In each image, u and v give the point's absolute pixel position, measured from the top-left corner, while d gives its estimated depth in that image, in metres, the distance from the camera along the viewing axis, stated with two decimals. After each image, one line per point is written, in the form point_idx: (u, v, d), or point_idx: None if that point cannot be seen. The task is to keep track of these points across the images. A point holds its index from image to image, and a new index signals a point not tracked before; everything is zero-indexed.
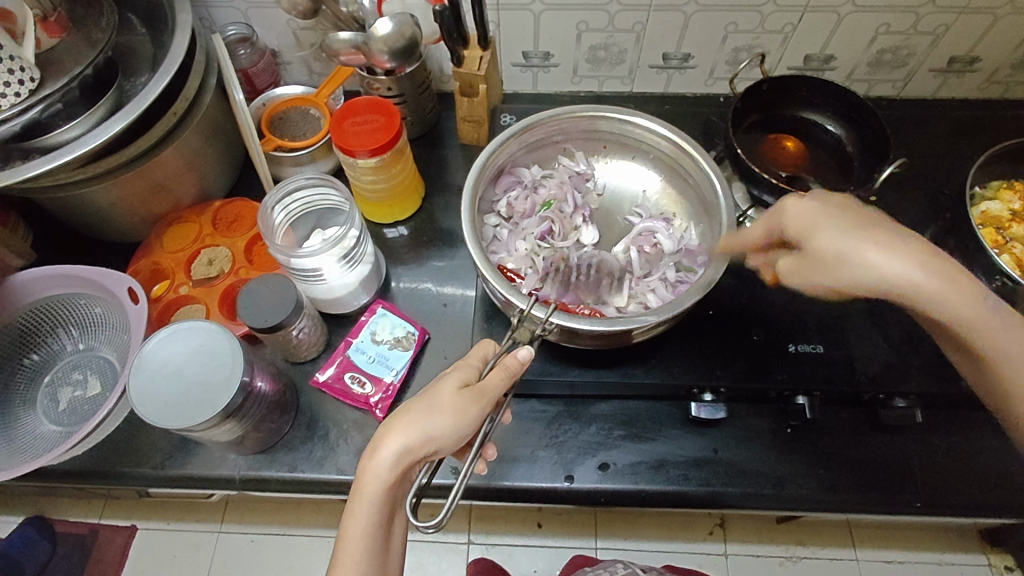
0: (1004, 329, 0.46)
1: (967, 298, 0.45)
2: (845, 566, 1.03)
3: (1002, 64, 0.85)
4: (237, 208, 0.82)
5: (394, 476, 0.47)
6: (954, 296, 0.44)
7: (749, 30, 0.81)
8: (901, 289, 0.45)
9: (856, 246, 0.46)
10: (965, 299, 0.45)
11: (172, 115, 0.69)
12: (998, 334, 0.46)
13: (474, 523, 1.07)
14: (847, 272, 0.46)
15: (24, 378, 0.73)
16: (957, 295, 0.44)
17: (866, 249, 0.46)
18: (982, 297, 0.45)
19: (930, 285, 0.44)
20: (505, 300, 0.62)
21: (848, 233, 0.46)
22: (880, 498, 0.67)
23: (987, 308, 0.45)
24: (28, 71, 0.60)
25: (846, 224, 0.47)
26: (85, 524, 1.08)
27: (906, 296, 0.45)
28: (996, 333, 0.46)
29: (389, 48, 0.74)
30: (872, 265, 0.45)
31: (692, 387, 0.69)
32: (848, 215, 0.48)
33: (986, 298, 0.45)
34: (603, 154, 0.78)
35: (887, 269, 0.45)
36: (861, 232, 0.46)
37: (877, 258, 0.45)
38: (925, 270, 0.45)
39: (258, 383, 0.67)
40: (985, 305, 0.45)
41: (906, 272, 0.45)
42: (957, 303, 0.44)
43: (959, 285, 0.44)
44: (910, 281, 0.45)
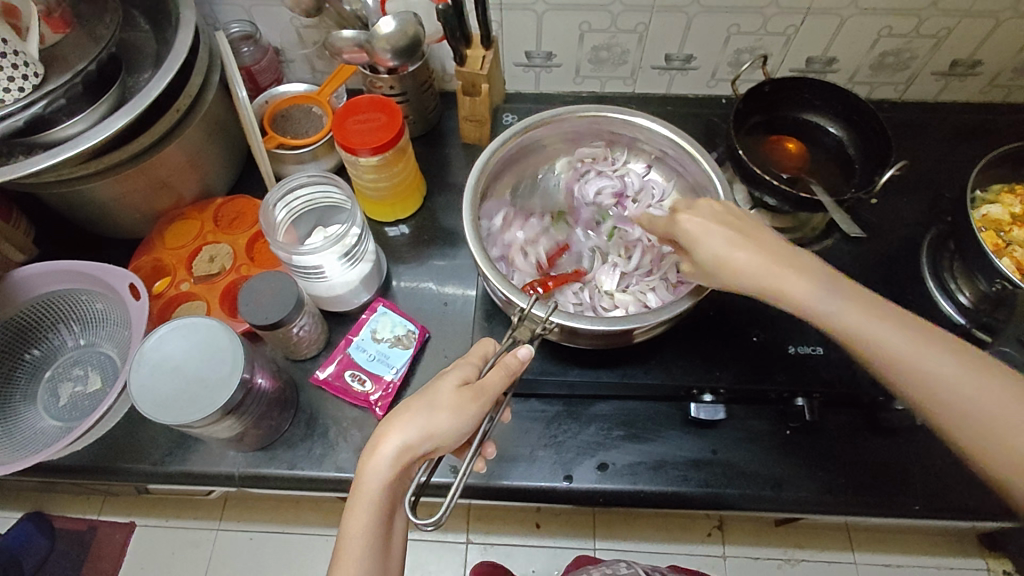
0: (870, 326, 0.47)
1: (812, 291, 0.49)
2: (843, 568, 1.04)
3: (1005, 68, 0.85)
4: (239, 205, 0.82)
5: (394, 473, 0.47)
6: (798, 289, 0.49)
7: (752, 32, 0.81)
8: (756, 288, 0.51)
9: (716, 254, 0.52)
10: (807, 292, 0.49)
11: (175, 112, 0.69)
12: (852, 325, 0.48)
13: (473, 523, 1.07)
14: (714, 275, 0.53)
15: (25, 373, 0.73)
16: (802, 287, 0.49)
17: (725, 254, 0.51)
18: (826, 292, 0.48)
19: (779, 281, 0.50)
20: (505, 299, 0.62)
21: (716, 239, 0.52)
22: (878, 500, 0.67)
23: (830, 300, 0.48)
24: (32, 66, 0.60)
25: (721, 234, 0.52)
26: (85, 520, 1.08)
27: (766, 295, 0.51)
28: (857, 326, 0.48)
29: (392, 46, 0.74)
30: (731, 268, 0.51)
31: (692, 388, 0.69)
32: (720, 226, 0.53)
33: (833, 289, 0.49)
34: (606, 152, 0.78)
35: (741, 269, 0.51)
36: (729, 241, 0.52)
37: (734, 262, 0.51)
38: (773, 266, 0.50)
39: (258, 379, 0.67)
40: (827, 297, 0.49)
41: (756, 271, 0.50)
42: (805, 296, 0.49)
43: (807, 282, 0.49)
44: (766, 282, 0.50)
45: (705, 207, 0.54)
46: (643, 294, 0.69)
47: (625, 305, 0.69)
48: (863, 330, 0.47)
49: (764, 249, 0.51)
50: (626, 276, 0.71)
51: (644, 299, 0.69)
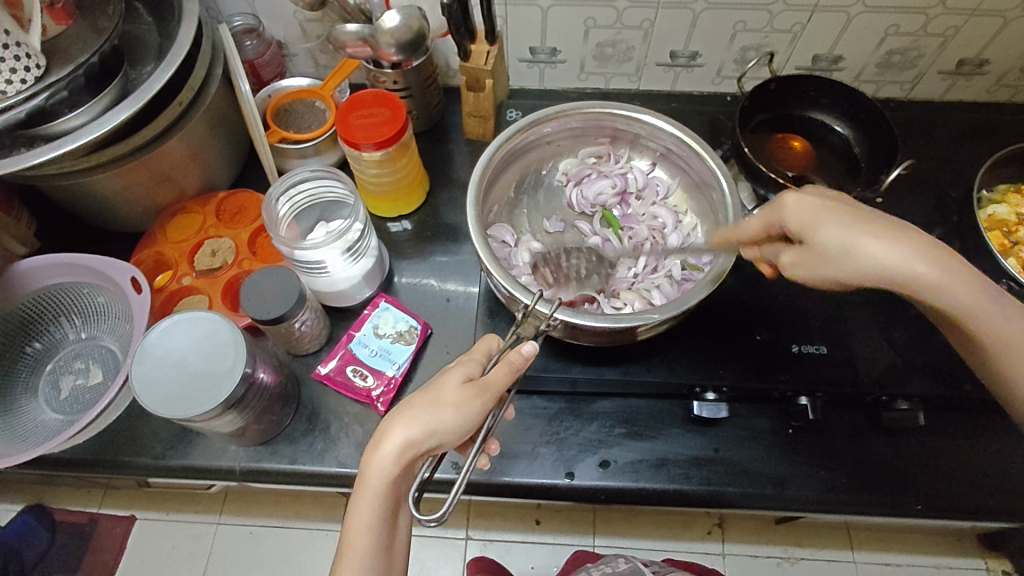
0: (1001, 315, 0.47)
1: (976, 292, 0.46)
2: (842, 567, 1.04)
3: (1012, 68, 0.84)
4: (241, 199, 0.81)
5: (397, 469, 0.47)
6: (957, 289, 0.46)
7: (758, 29, 0.80)
8: (910, 282, 0.46)
9: (862, 243, 0.47)
10: (971, 293, 0.46)
11: (178, 105, 0.69)
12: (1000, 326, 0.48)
13: (473, 519, 1.07)
14: (849, 266, 0.47)
15: (26, 366, 0.73)
16: (965, 287, 0.46)
17: (866, 244, 0.47)
18: (977, 285, 0.47)
19: (940, 275, 0.46)
20: (509, 295, 0.62)
21: (847, 227, 0.47)
22: (880, 500, 0.67)
23: (992, 300, 0.47)
24: (34, 58, 0.60)
25: (849, 218, 0.48)
26: (85, 513, 1.08)
27: (927, 290, 0.46)
28: (1001, 326, 0.48)
29: (396, 41, 0.73)
30: (884, 260, 0.46)
31: (694, 386, 0.69)
32: (848, 211, 0.48)
33: (992, 289, 0.47)
34: (610, 148, 0.77)
35: (892, 263, 0.46)
36: (867, 227, 0.47)
37: (890, 256, 0.46)
38: (937, 262, 0.46)
39: (261, 374, 0.67)
40: (991, 298, 0.47)
41: (911, 266, 0.46)
42: (962, 295, 0.46)
43: (965, 277, 0.46)
44: (921, 274, 0.46)
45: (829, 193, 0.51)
46: (646, 292, 0.69)
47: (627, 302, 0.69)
48: (1010, 329, 0.48)
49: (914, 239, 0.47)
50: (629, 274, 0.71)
51: (647, 297, 0.69)
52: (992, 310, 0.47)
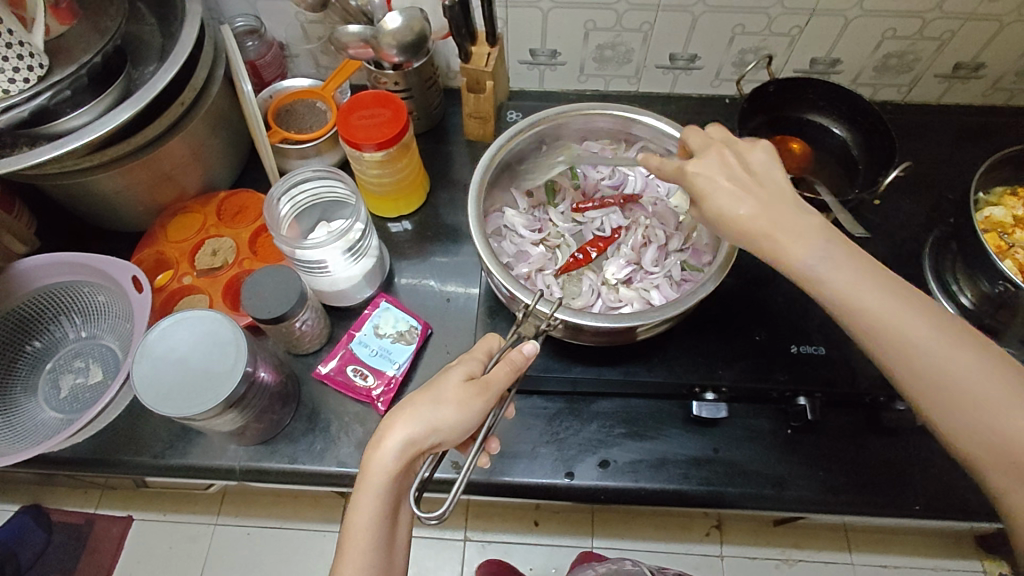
0: (838, 282, 0.47)
1: (803, 251, 0.48)
2: (840, 569, 1.04)
3: (1007, 72, 0.85)
4: (242, 199, 0.82)
5: (399, 467, 0.47)
6: (787, 247, 0.48)
7: (756, 32, 0.81)
8: (751, 242, 0.50)
9: (720, 209, 0.51)
10: (795, 251, 0.48)
11: (180, 104, 0.69)
12: (831, 282, 0.47)
13: (471, 520, 1.07)
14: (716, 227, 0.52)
15: (27, 364, 0.73)
16: (791, 247, 0.48)
17: (727, 207, 0.50)
18: (817, 251, 0.47)
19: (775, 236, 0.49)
20: (510, 294, 0.62)
21: (721, 190, 0.51)
22: (878, 500, 0.67)
23: (819, 257, 0.47)
24: (37, 57, 0.59)
25: (729, 183, 0.51)
26: (82, 513, 1.08)
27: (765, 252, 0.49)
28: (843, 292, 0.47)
29: (398, 42, 0.74)
30: (733, 224, 0.50)
31: (694, 386, 0.69)
32: (730, 177, 0.51)
33: (824, 248, 0.47)
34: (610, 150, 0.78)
35: (743, 226, 0.50)
36: (736, 193, 0.50)
37: (742, 221, 0.50)
38: (768, 225, 0.49)
39: (261, 373, 0.67)
40: (818, 256, 0.47)
41: (755, 228, 0.49)
42: (797, 259, 0.48)
43: (795, 240, 0.48)
44: (758, 239, 0.49)
45: (714, 155, 0.53)
46: (643, 291, 0.70)
47: (622, 300, 0.70)
48: (843, 287, 0.47)
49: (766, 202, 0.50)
50: (625, 271, 0.71)
51: (642, 297, 0.70)
52: (829, 276, 0.47)
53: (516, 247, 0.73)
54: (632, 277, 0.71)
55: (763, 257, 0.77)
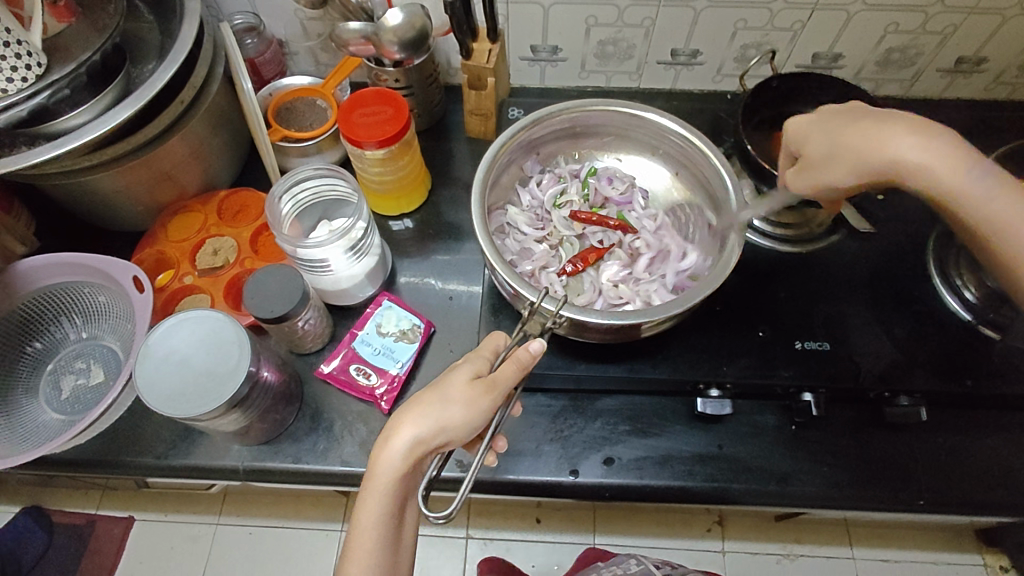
0: (991, 199, 0.48)
1: (960, 170, 0.48)
2: (842, 564, 1.04)
3: (1009, 66, 0.85)
4: (243, 198, 0.81)
5: (406, 466, 0.47)
6: (947, 169, 0.48)
7: (758, 27, 0.81)
8: (896, 167, 0.50)
9: (842, 139, 0.54)
10: (958, 172, 0.48)
11: (180, 103, 0.69)
12: (990, 208, 0.48)
13: (473, 518, 1.07)
14: (837, 171, 0.54)
15: (27, 365, 0.73)
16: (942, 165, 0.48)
17: (856, 134, 0.53)
18: (969, 165, 0.48)
19: (928, 160, 0.49)
20: (514, 292, 0.62)
21: (835, 131, 0.55)
22: (882, 495, 0.67)
23: (983, 179, 0.48)
24: (35, 56, 0.59)
25: (839, 123, 0.55)
26: (84, 514, 1.07)
27: (923, 180, 0.49)
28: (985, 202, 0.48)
29: (399, 38, 0.73)
30: (877, 149, 0.51)
31: (698, 383, 0.69)
32: (836, 121, 0.56)
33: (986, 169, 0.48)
34: (613, 149, 0.78)
35: (892, 155, 0.50)
36: (855, 124, 0.53)
37: (899, 145, 0.50)
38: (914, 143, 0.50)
39: (265, 373, 0.67)
40: (980, 176, 0.48)
41: (910, 157, 0.49)
42: (945, 173, 0.49)
43: (956, 161, 0.48)
44: (902, 163, 0.50)
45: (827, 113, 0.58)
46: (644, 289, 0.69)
47: (617, 298, 0.69)
48: (996, 203, 0.48)
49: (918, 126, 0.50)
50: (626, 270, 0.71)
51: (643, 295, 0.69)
52: (979, 192, 0.48)
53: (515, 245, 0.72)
54: (631, 275, 0.71)
55: (766, 253, 0.77)
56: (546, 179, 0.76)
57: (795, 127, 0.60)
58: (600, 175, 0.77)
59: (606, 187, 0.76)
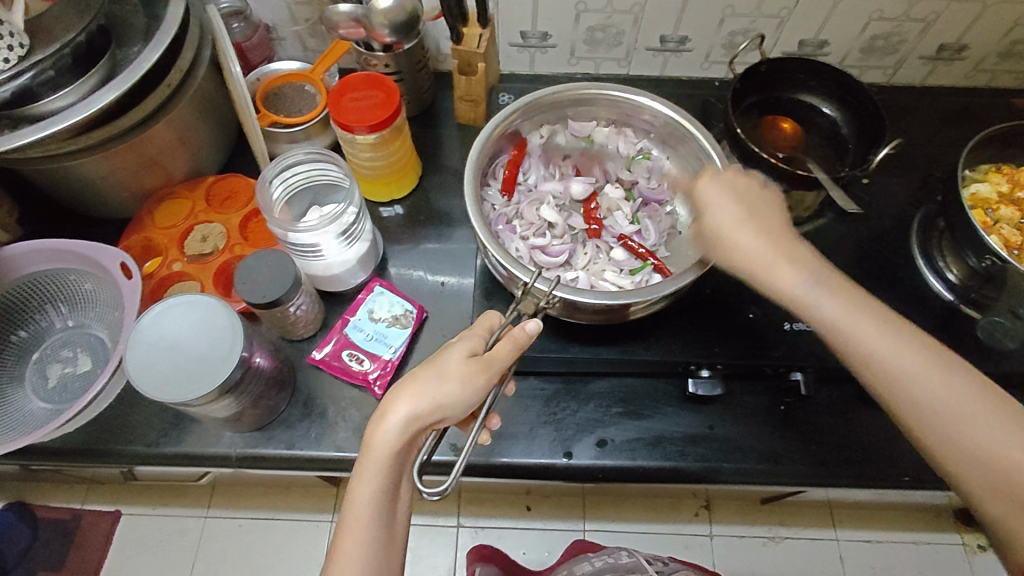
0: (825, 304, 0.51)
1: (797, 277, 0.52)
2: (825, 545, 1.06)
3: (990, 52, 0.87)
4: (232, 183, 0.80)
5: (402, 442, 0.47)
6: (783, 274, 0.52)
7: (745, 13, 0.81)
8: (733, 261, 0.55)
9: (726, 227, 0.55)
10: (790, 281, 0.52)
11: (167, 87, 0.68)
12: (825, 308, 0.51)
13: (463, 506, 1.08)
14: (718, 252, 0.56)
15: (12, 354, 0.72)
16: (786, 275, 0.52)
17: (729, 229, 0.55)
18: (807, 278, 0.52)
19: (771, 270, 0.53)
20: (508, 274, 0.62)
21: (725, 214, 0.55)
22: (867, 472, 0.69)
23: (810, 289, 0.51)
24: (17, 36, 0.58)
25: (733, 207, 0.56)
26: (68, 509, 1.06)
27: (754, 275, 0.54)
28: (820, 308, 0.51)
29: (390, 22, 0.72)
30: (730, 242, 0.55)
31: (690, 364, 0.70)
32: (733, 200, 0.56)
33: (815, 276, 0.52)
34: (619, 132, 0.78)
35: (742, 249, 0.54)
36: (738, 217, 0.55)
37: (740, 240, 0.54)
38: (768, 253, 0.53)
39: (257, 358, 0.66)
40: (810, 286, 0.52)
41: (759, 258, 0.53)
42: (788, 285, 0.52)
43: (790, 269, 0.52)
44: (756, 259, 0.53)
45: (732, 181, 0.57)
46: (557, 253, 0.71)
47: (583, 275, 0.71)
48: (836, 315, 0.50)
49: (765, 232, 0.54)
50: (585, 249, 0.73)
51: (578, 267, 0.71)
52: (813, 299, 0.51)
53: (503, 148, 0.73)
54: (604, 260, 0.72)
55: None
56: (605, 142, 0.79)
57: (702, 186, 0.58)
58: (641, 171, 0.76)
59: (643, 176, 0.76)
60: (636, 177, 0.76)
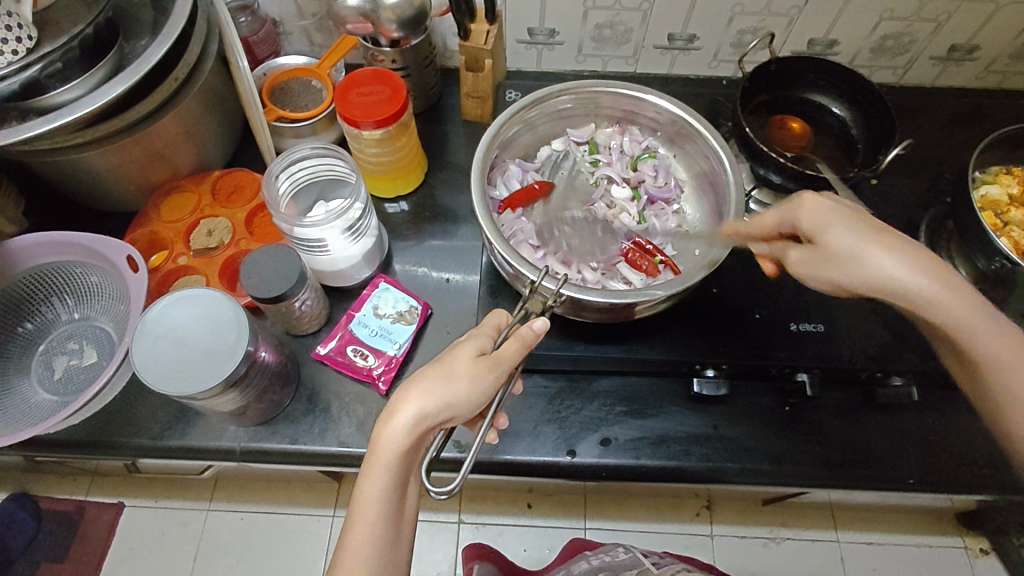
0: (998, 340, 0.49)
1: (972, 308, 0.48)
2: (827, 547, 1.06)
3: (1001, 53, 0.86)
4: (238, 177, 0.80)
5: (409, 441, 0.47)
6: (955, 304, 0.48)
7: (755, 12, 0.81)
8: (881, 285, 0.49)
9: (869, 249, 0.49)
10: (969, 311, 0.48)
11: (174, 80, 0.68)
12: (995, 345, 0.49)
13: (465, 503, 1.08)
14: (858, 274, 0.49)
15: (19, 346, 0.72)
16: (962, 305, 0.48)
17: (882, 253, 0.48)
18: (981, 309, 0.48)
19: (945, 296, 0.48)
20: (514, 271, 0.62)
21: (862, 236, 0.49)
22: (872, 474, 0.69)
23: (989, 322, 0.49)
24: (25, 28, 0.58)
25: (862, 227, 0.50)
26: (72, 501, 1.06)
27: (911, 300, 0.49)
28: (992, 341, 0.49)
29: (398, 17, 0.73)
30: (878, 265, 0.48)
31: (695, 364, 0.69)
32: (864, 221, 0.50)
33: (988, 311, 0.49)
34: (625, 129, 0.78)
35: (900, 276, 0.48)
36: (881, 239, 0.49)
37: (892, 263, 0.48)
38: (934, 279, 0.48)
39: (262, 353, 0.66)
40: (988, 317, 0.49)
41: (923, 286, 0.48)
42: (964, 316, 0.48)
43: (963, 295, 0.48)
44: (916, 288, 0.48)
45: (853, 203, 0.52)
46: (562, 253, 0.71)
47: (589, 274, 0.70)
48: (1004, 351, 0.49)
49: (917, 255, 0.49)
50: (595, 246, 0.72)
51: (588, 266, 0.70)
52: (989, 333, 0.49)
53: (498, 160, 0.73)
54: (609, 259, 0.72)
55: None
56: (612, 139, 0.78)
57: (815, 207, 0.52)
58: (648, 168, 0.76)
59: (650, 174, 0.75)
60: (642, 175, 0.76)
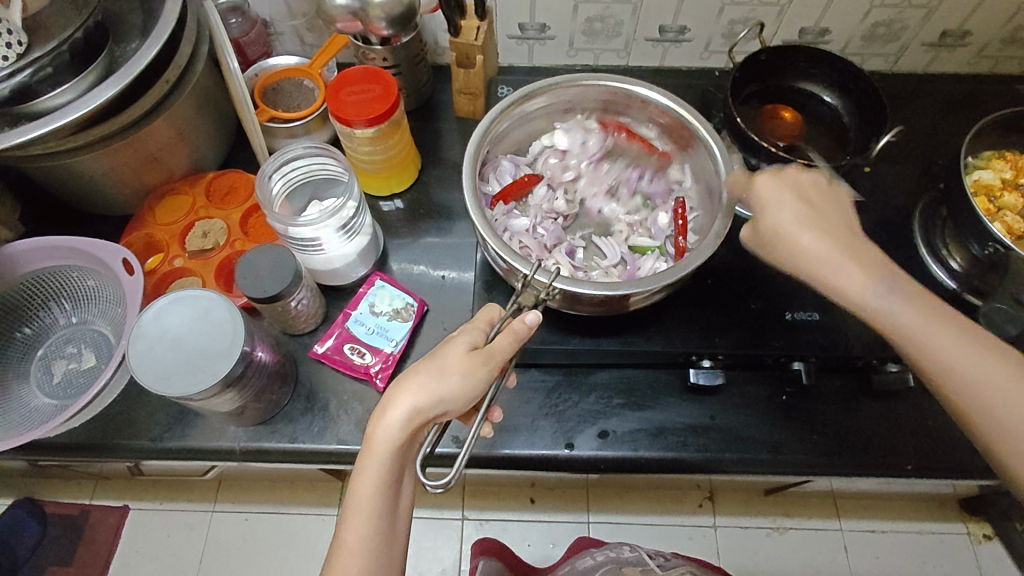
0: (900, 312, 0.50)
1: (865, 282, 0.51)
2: (830, 536, 1.06)
3: (993, 38, 0.86)
4: (232, 178, 0.80)
5: (405, 436, 0.48)
6: (850, 280, 0.51)
7: (745, 2, 0.81)
8: (796, 258, 0.53)
9: (786, 226, 0.54)
10: (859, 284, 0.51)
11: (165, 83, 0.68)
12: (901, 317, 0.50)
13: (468, 499, 1.08)
14: (778, 251, 0.55)
15: (17, 351, 0.72)
16: (855, 278, 0.51)
17: (793, 230, 0.53)
18: (879, 283, 0.50)
19: (841, 275, 0.51)
20: (508, 266, 0.62)
21: (787, 214, 0.54)
22: (869, 461, 0.69)
23: (882, 297, 0.50)
24: (15, 34, 0.58)
25: (795, 208, 0.54)
26: (76, 505, 1.06)
27: (820, 279, 0.52)
28: (895, 317, 0.50)
29: (387, 14, 0.73)
30: (790, 242, 0.53)
31: (691, 355, 0.70)
32: (794, 199, 0.55)
33: (890, 285, 0.50)
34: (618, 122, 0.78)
35: (808, 251, 0.53)
36: (800, 218, 0.54)
37: (799, 239, 0.53)
38: (836, 255, 0.52)
39: (258, 353, 0.66)
40: (881, 292, 0.50)
41: (826, 260, 0.52)
42: (858, 292, 0.51)
43: (860, 272, 0.51)
44: (821, 258, 0.52)
45: (794, 180, 0.56)
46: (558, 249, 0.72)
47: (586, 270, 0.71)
48: (911, 323, 0.49)
49: (829, 235, 0.53)
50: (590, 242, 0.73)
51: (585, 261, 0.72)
52: (889, 308, 0.50)
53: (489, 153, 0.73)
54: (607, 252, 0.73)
55: None
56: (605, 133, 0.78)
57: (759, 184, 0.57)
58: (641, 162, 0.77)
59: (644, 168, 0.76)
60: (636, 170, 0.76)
